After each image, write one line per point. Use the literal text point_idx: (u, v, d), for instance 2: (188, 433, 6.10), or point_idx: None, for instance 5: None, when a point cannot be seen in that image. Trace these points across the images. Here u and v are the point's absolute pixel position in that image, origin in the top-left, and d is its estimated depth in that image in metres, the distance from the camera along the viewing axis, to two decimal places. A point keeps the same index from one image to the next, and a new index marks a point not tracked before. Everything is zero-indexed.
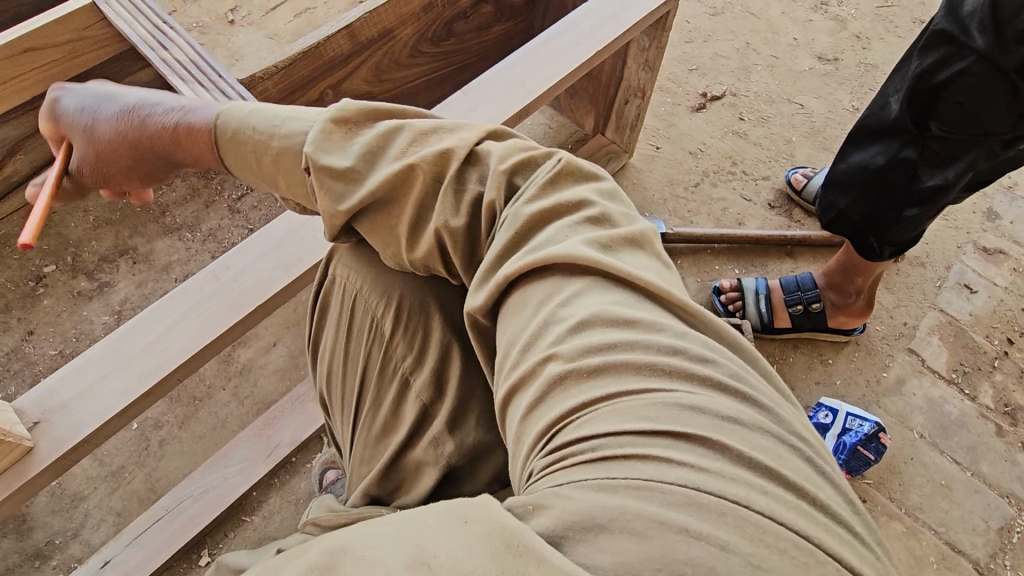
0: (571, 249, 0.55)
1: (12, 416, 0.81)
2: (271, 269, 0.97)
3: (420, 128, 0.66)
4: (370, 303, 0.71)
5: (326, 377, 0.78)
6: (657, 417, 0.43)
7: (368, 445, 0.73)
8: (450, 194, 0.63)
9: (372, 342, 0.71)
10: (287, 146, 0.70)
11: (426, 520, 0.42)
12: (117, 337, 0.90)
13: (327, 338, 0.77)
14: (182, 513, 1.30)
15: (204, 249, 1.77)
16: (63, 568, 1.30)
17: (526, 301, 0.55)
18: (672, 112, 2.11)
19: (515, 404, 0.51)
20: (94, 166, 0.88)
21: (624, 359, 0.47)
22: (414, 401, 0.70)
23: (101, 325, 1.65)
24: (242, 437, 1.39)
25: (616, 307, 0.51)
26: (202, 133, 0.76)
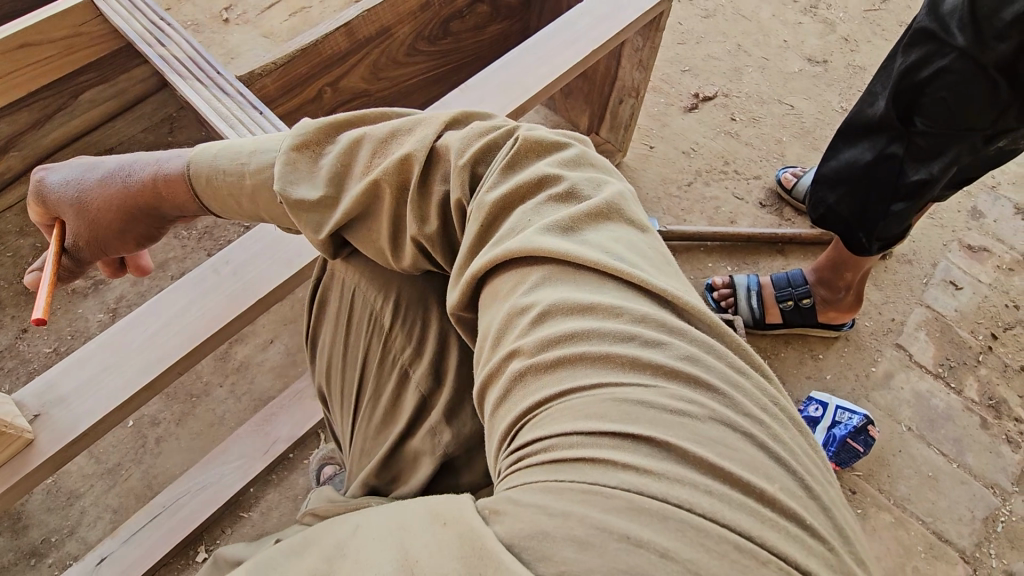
0: (532, 234, 0.50)
1: (14, 408, 0.81)
2: (270, 264, 0.98)
3: (379, 135, 0.63)
4: (369, 296, 0.72)
5: (327, 369, 0.79)
6: (606, 414, 0.38)
7: (368, 436, 0.74)
8: (416, 197, 0.60)
9: (372, 334, 0.72)
10: (264, 181, 0.68)
11: (410, 515, 0.39)
12: (116, 331, 0.91)
13: (327, 331, 0.78)
14: (179, 510, 1.30)
15: (199, 247, 1.77)
16: (58, 566, 1.29)
17: (494, 296, 0.51)
18: (665, 112, 2.14)
19: (486, 403, 0.47)
20: (83, 241, 0.84)
21: (578, 351, 0.42)
22: (414, 392, 0.71)
23: (97, 322, 1.65)
24: (239, 433, 1.39)
25: (574, 291, 0.46)
26: (186, 181, 0.73)
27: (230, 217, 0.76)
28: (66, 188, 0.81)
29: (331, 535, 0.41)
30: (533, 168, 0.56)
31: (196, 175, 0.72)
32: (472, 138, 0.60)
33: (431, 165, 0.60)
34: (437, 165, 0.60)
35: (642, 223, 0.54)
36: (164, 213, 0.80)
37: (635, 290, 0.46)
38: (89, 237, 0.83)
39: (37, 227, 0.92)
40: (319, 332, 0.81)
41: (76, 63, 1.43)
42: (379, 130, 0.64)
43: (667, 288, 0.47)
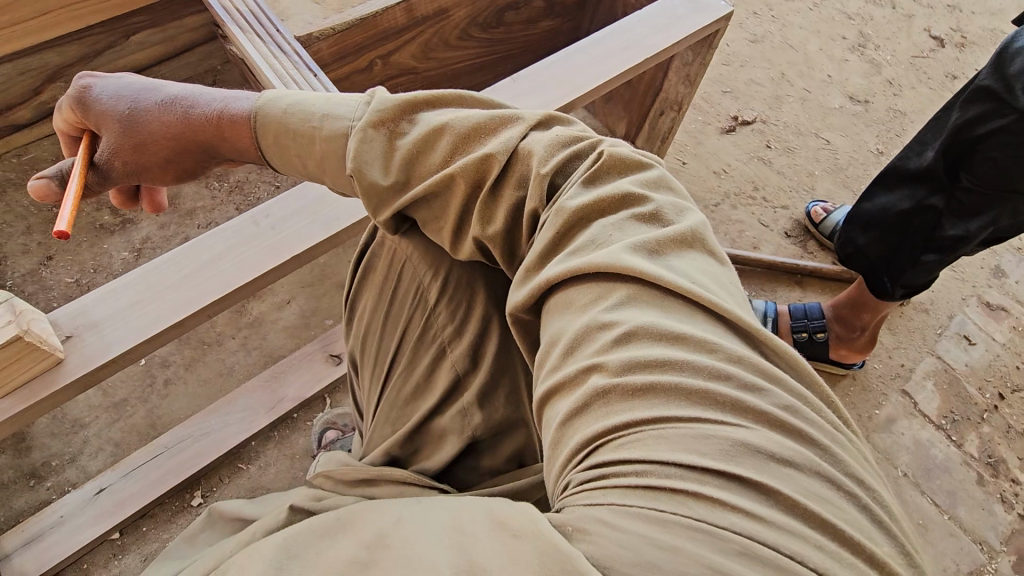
0: (615, 251, 0.51)
1: (47, 326, 0.83)
2: (309, 222, 1.00)
3: (460, 128, 0.65)
4: (417, 270, 0.73)
5: (363, 337, 0.81)
6: (706, 450, 0.39)
7: (395, 406, 0.76)
8: (489, 198, 0.63)
9: (416, 308, 0.74)
10: (332, 148, 0.70)
11: (474, 522, 0.41)
12: (153, 266, 0.93)
13: (368, 300, 0.80)
14: (180, 452, 1.32)
15: (228, 200, 1.80)
16: (56, 490, 1.32)
17: (567, 305, 0.52)
18: (701, 131, 2.14)
19: (552, 410, 0.48)
20: (123, 157, 0.84)
21: (671, 380, 0.43)
22: (449, 370, 0.73)
23: (120, 260, 1.67)
24: (248, 386, 1.41)
25: (663, 318, 0.47)
26: (250, 126, 0.75)
27: (283, 172, 0.77)
28: (122, 100, 0.82)
29: (385, 532, 0.42)
30: (615, 185, 0.57)
31: (262, 123, 0.74)
32: (554, 146, 0.62)
33: (509, 167, 0.62)
34: (516, 167, 0.62)
35: (721, 253, 0.55)
36: (216, 152, 0.81)
37: (725, 325, 0.48)
38: (132, 156, 0.84)
39: (62, 129, 0.90)
40: (360, 297, 0.83)
41: (137, 3, 1.46)
42: (460, 121, 0.65)
43: (757, 327, 0.48)
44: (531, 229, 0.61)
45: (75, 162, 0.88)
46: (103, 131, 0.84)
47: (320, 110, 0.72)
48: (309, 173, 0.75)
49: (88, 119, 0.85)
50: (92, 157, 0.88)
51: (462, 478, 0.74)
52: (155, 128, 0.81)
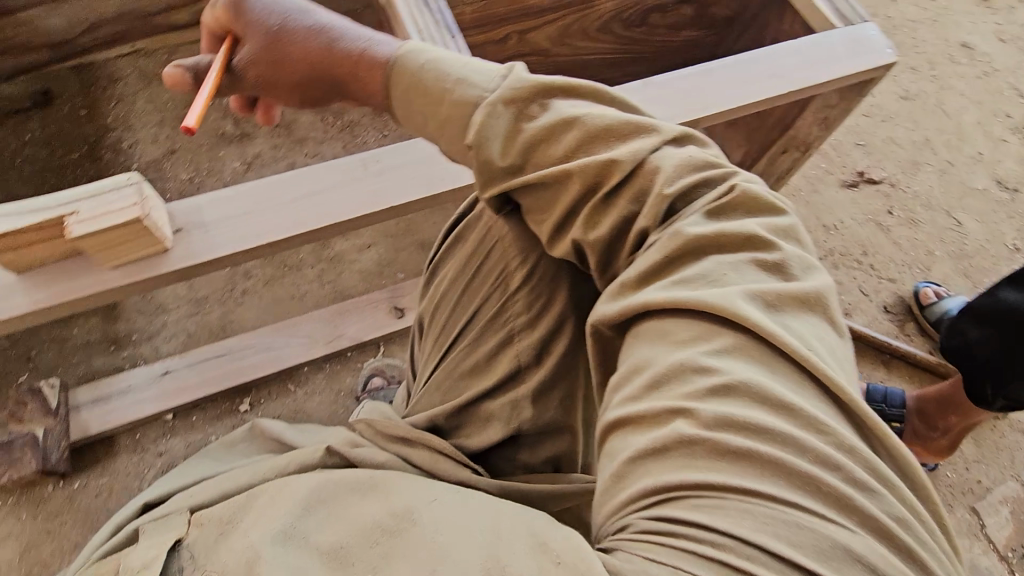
0: (726, 296, 0.48)
1: (162, 215, 0.88)
2: (413, 179, 1.01)
3: (591, 125, 0.63)
4: (507, 251, 0.72)
5: (434, 304, 0.82)
6: (791, 539, 0.38)
7: (449, 378, 0.75)
8: (601, 201, 0.61)
9: (495, 288, 0.72)
10: (457, 114, 0.70)
11: (511, 530, 0.42)
12: (265, 184, 0.97)
13: (449, 269, 0.80)
14: (241, 359, 1.41)
15: (338, 137, 1.87)
16: (130, 361, 1.44)
17: (660, 335, 0.50)
18: (820, 178, 2.01)
19: (620, 440, 0.46)
20: (254, 68, 0.88)
21: (766, 450, 0.41)
22: (512, 358, 0.70)
23: (231, 169, 1.78)
24: (314, 315, 1.48)
25: (767, 379, 0.44)
26: (386, 72, 0.77)
27: (399, 123, 0.79)
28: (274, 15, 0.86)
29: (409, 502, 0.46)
30: (741, 222, 0.54)
31: (398, 69, 0.76)
32: (682, 164, 0.59)
33: (628, 178, 0.59)
34: (636, 179, 0.59)
35: (843, 328, 0.52)
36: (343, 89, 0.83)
37: (835, 404, 0.45)
38: (265, 71, 0.87)
39: (206, 26, 0.94)
40: (445, 262, 0.83)
41: None
42: (591, 119, 0.63)
43: (867, 412, 0.45)
44: (634, 246, 0.59)
45: (211, 61, 0.91)
46: (246, 40, 0.88)
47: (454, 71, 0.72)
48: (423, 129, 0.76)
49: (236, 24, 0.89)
50: (227, 60, 0.91)
51: (497, 467, 0.73)
52: (296, 49, 0.84)
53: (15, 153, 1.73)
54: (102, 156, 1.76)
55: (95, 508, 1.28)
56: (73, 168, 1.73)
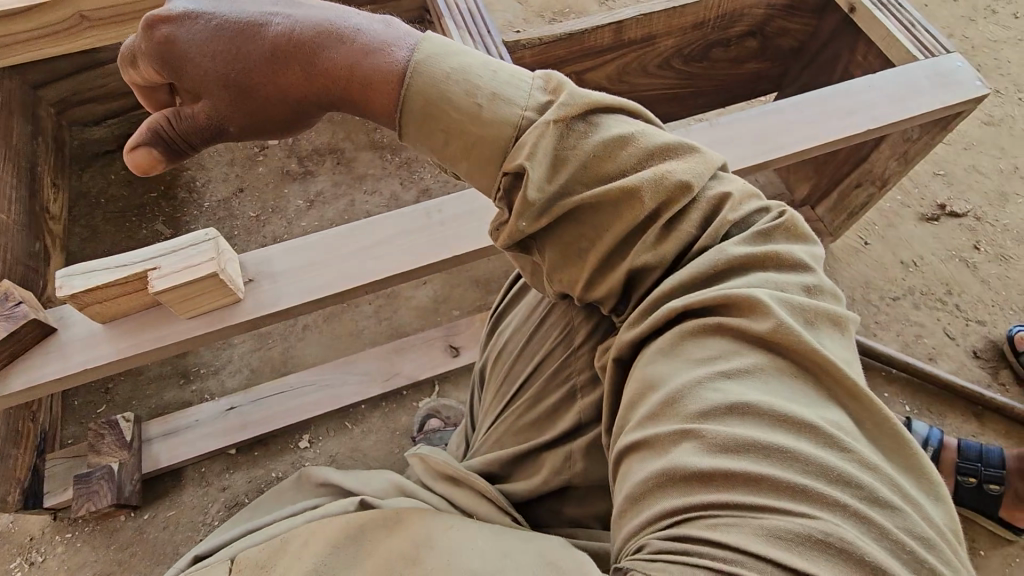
0: (754, 298, 0.49)
1: (235, 266, 0.90)
2: (473, 228, 0.99)
3: (577, 104, 0.56)
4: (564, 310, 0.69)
5: (495, 355, 0.82)
6: (839, 567, 0.38)
7: (510, 430, 0.72)
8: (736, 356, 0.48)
9: (558, 339, 0.69)
10: (497, 139, 0.57)
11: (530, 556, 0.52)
12: (329, 235, 0.98)
13: (510, 323, 0.81)
14: (303, 396, 1.43)
15: (395, 173, 1.92)
16: (198, 395, 1.49)
17: (673, 348, 0.51)
18: (897, 212, 1.82)
19: (637, 463, 0.47)
20: (219, 84, 0.62)
21: (777, 468, 0.42)
22: (574, 414, 0.66)
23: (295, 207, 1.84)
24: (372, 353, 1.48)
25: (779, 399, 0.45)
26: (396, 88, 0.59)
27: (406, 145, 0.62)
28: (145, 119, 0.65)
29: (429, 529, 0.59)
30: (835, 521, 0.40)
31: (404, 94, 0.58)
32: (699, 168, 0.55)
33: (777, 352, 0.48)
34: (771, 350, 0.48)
35: (856, 331, 0.53)
36: (335, 97, 0.63)
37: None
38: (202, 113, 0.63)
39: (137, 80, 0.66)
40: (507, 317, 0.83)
41: None
42: (590, 107, 0.57)
43: (877, 405, 0.47)
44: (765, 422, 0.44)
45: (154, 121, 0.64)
46: (194, 80, 0.62)
47: (478, 71, 0.58)
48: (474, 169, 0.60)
49: (175, 61, 0.62)
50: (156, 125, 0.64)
51: (542, 518, 0.69)
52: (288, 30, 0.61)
53: (103, 192, 1.86)
54: (177, 195, 1.87)
55: (163, 540, 1.32)
56: (153, 207, 1.85)
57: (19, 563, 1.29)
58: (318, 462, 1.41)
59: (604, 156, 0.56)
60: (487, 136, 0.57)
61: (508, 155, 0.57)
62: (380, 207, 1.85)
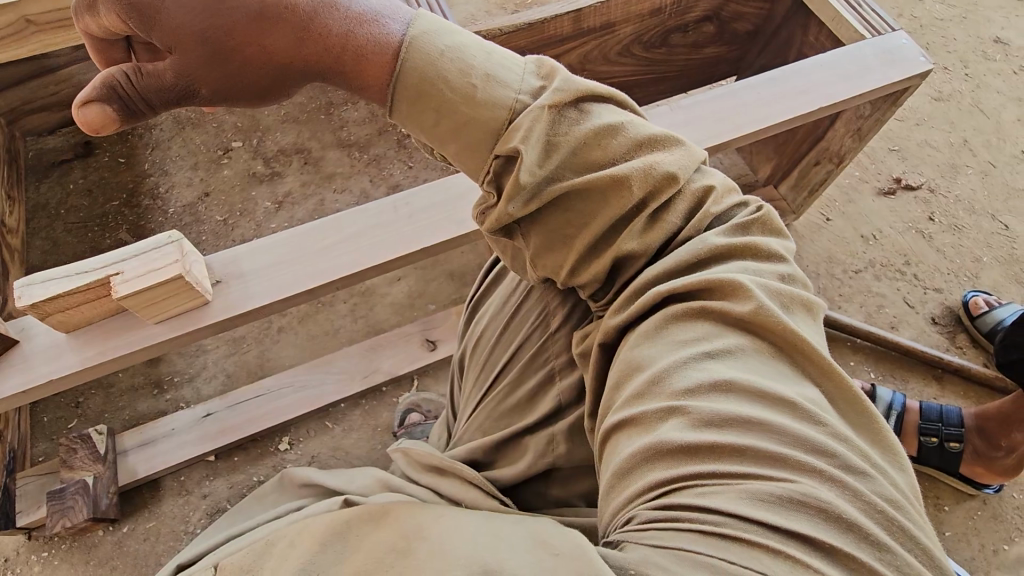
0: (735, 283, 0.50)
1: (200, 267, 0.89)
2: (442, 219, 0.99)
3: (569, 91, 0.58)
4: (538, 297, 0.71)
5: (473, 344, 0.82)
6: (821, 527, 0.40)
7: (490, 417, 0.72)
8: (720, 335, 0.49)
9: (535, 325, 0.70)
10: (488, 121, 0.58)
11: (528, 540, 0.44)
12: (297, 232, 0.98)
13: (486, 312, 0.81)
14: (280, 397, 1.42)
15: (364, 170, 1.90)
16: (173, 403, 1.47)
17: (657, 329, 0.51)
18: (855, 188, 1.88)
19: (624, 441, 0.48)
20: (185, 31, 0.56)
21: (762, 440, 0.43)
22: (553, 397, 0.67)
23: (263, 209, 1.82)
24: (349, 351, 1.48)
25: (761, 376, 0.47)
26: (392, 64, 0.58)
27: (394, 122, 0.61)
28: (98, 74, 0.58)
29: (419, 520, 0.49)
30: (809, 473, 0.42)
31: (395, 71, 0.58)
32: (683, 162, 0.57)
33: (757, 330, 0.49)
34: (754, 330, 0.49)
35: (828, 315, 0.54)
36: (325, 68, 0.61)
37: (801, 539, 0.40)
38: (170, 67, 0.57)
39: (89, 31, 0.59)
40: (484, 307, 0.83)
41: None
42: (581, 95, 0.58)
43: (850, 380, 0.49)
44: (749, 395, 0.45)
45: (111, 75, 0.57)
46: (158, 29, 0.56)
47: (469, 54, 0.59)
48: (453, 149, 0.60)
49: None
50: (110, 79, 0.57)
51: (529, 502, 0.70)
52: None
53: (62, 203, 1.81)
54: (140, 203, 1.83)
55: (143, 553, 1.30)
56: (115, 215, 1.80)
57: None
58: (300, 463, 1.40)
59: (592, 140, 0.57)
60: (481, 121, 0.58)
61: (501, 139, 0.58)
62: (351, 205, 1.84)
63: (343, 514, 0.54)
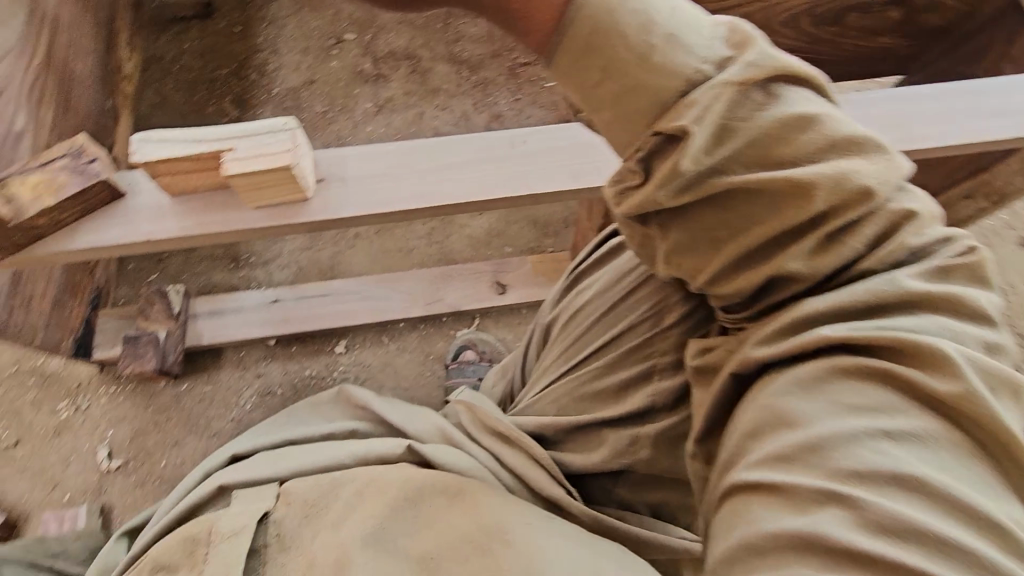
0: (939, 355, 0.41)
1: (307, 161, 0.86)
2: (557, 168, 0.92)
3: (765, 67, 0.48)
4: (659, 291, 0.65)
5: (567, 313, 0.77)
6: None
7: (569, 396, 0.68)
8: (903, 413, 0.41)
9: (647, 316, 0.65)
10: (658, 92, 0.50)
11: (605, 560, 0.51)
12: (405, 148, 0.93)
13: (590, 285, 0.76)
14: (345, 302, 1.43)
15: (469, 92, 1.82)
16: (245, 281, 1.51)
17: (821, 387, 0.44)
18: (998, 233, 1.66)
19: (757, 507, 0.43)
20: None
21: (934, 558, 0.36)
22: (646, 396, 0.61)
23: (363, 109, 1.78)
24: (419, 273, 1.46)
25: (953, 476, 0.39)
26: (562, 10, 0.50)
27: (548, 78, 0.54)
28: None
29: (505, 515, 0.53)
30: None
31: (566, 19, 0.50)
32: (886, 173, 0.46)
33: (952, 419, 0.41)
34: (949, 418, 0.41)
35: None
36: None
37: None
38: None
39: None
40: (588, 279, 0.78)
41: None
42: (774, 74, 0.48)
43: None
44: (928, 499, 0.38)
45: None
46: None
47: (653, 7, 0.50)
48: (607, 118, 0.53)
49: None
50: None
51: (592, 494, 0.65)
52: None
53: (176, 60, 1.82)
54: (248, 76, 1.82)
55: (197, 412, 1.37)
56: (223, 83, 1.81)
57: (65, 405, 1.37)
58: (351, 369, 1.42)
59: (777, 132, 0.47)
60: (647, 86, 0.50)
61: (667, 112, 0.50)
62: (449, 125, 1.77)
63: (415, 481, 0.57)
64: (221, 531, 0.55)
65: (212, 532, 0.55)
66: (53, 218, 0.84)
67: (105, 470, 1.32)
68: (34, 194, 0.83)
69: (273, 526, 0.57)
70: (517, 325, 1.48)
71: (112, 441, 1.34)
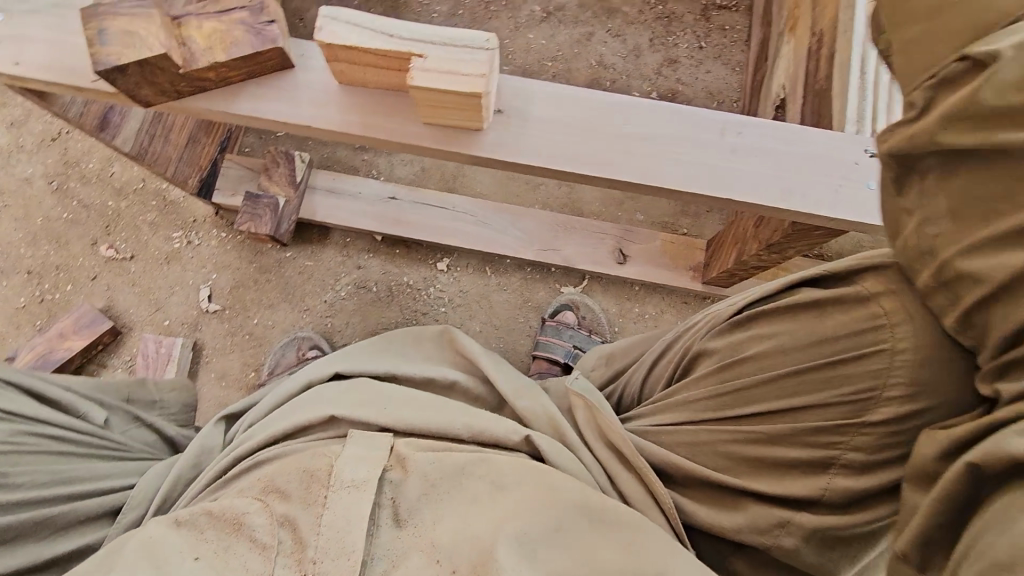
0: None
1: (495, 89, 0.76)
2: (767, 175, 0.78)
3: None
4: (872, 379, 0.56)
5: (728, 351, 0.67)
6: None
7: (719, 451, 0.64)
8: None
9: (844, 404, 0.58)
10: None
11: None
12: (602, 101, 0.80)
13: (767, 329, 0.65)
14: (461, 221, 1.37)
15: (650, 22, 1.59)
16: (367, 166, 1.46)
17: None
18: None
19: None
20: None
21: None
22: (813, 485, 0.59)
23: (529, 10, 1.60)
24: (542, 214, 1.37)
25: None
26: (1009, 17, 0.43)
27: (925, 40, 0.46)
28: None
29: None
30: None
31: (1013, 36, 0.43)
32: None
33: None
34: None
35: None
36: None
37: None
38: None
39: None
40: (768, 319, 0.65)
41: None
42: None
43: None
44: None
45: None
46: None
47: None
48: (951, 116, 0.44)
49: None
50: None
51: (702, 549, 0.67)
52: None
53: None
54: None
55: (295, 283, 1.39)
56: None
57: (180, 235, 1.42)
58: (447, 290, 1.39)
59: None
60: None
61: None
62: (616, 55, 1.58)
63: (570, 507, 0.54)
64: (343, 477, 0.54)
65: (334, 477, 0.54)
66: (222, 74, 0.78)
67: (203, 310, 1.38)
68: (206, 45, 0.76)
69: (391, 487, 0.55)
70: (623, 299, 1.39)
71: (214, 284, 1.39)
